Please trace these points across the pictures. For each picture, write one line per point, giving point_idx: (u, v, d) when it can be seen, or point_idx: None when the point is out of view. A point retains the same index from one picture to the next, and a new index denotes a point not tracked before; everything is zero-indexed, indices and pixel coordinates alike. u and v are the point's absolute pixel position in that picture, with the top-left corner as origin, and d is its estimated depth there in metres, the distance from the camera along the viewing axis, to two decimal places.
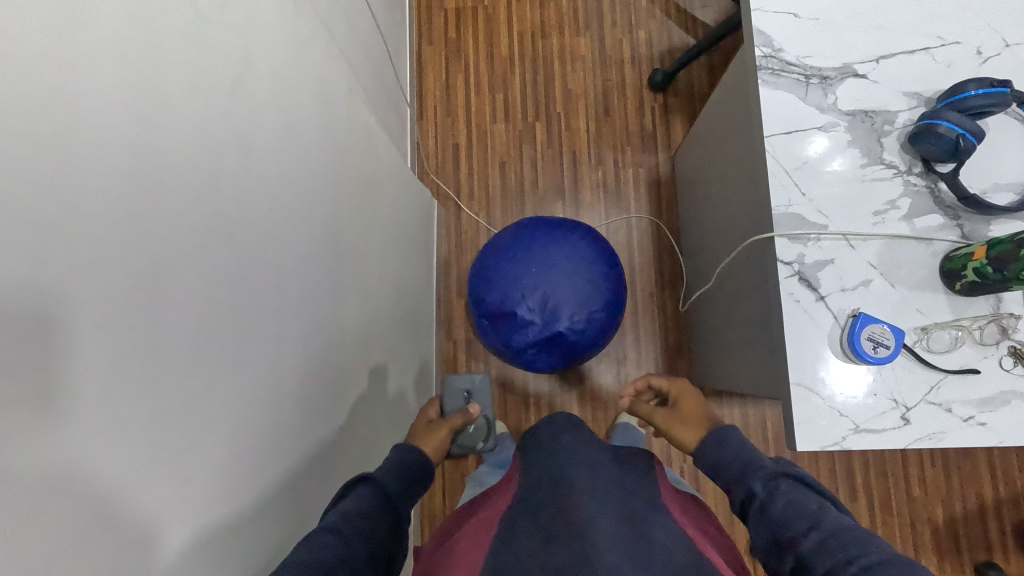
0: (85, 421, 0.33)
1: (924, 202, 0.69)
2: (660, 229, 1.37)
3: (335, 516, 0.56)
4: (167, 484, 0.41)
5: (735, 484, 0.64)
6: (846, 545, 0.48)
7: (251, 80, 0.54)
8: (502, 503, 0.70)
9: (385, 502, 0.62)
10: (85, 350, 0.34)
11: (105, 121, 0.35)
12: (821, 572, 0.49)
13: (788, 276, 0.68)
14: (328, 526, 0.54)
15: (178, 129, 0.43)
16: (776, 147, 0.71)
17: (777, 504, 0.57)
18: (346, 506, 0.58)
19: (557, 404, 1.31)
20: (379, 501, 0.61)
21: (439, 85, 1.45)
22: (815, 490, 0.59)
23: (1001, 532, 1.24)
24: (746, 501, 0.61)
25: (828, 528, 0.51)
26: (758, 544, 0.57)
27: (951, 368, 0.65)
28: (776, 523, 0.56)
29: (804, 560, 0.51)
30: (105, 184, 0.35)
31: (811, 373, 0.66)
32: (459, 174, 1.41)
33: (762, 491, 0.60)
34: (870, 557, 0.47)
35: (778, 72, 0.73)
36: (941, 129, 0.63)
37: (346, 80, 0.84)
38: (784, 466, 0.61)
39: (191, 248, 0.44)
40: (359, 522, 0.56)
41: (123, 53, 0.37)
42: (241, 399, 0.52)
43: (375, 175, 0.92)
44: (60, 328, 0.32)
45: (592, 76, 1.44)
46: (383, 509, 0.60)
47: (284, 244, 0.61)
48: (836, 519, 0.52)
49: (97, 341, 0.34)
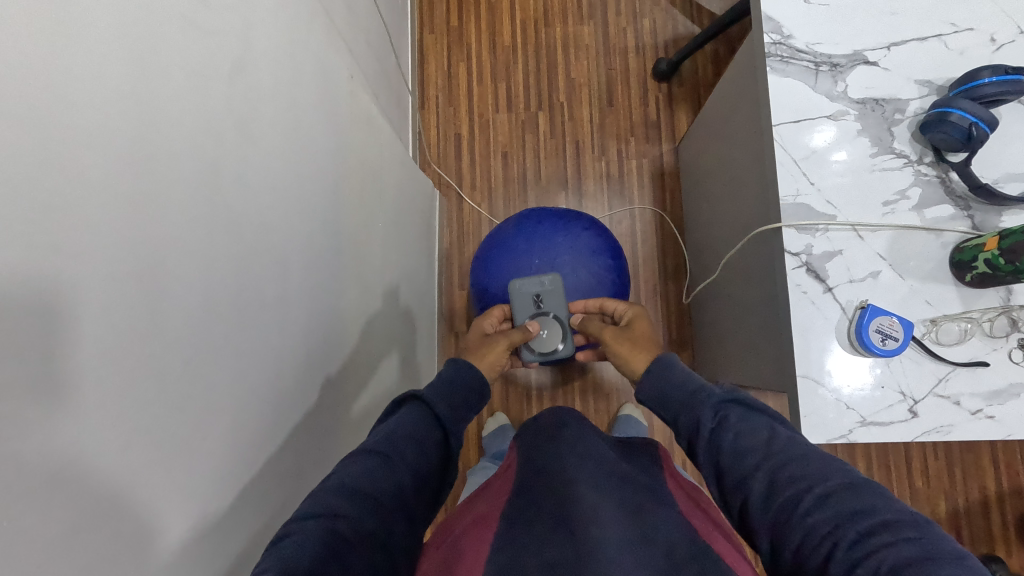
0: (85, 415, 0.33)
1: (934, 192, 0.68)
2: (663, 220, 1.36)
3: (380, 438, 0.55)
4: (167, 477, 0.40)
5: (682, 415, 0.61)
6: (796, 476, 0.47)
7: (251, 66, 0.53)
8: (503, 492, 0.70)
9: (434, 423, 0.61)
10: (86, 343, 0.33)
11: (104, 106, 0.34)
12: (775, 506, 0.47)
13: (795, 267, 0.68)
14: (370, 449, 0.54)
15: (179, 115, 0.42)
16: (784, 135, 0.70)
17: (726, 435, 0.54)
18: (391, 428, 0.57)
19: (559, 398, 1.31)
20: (426, 419, 0.60)
21: (441, 73, 1.43)
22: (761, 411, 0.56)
23: (1004, 525, 1.24)
24: (693, 432, 0.58)
25: (782, 457, 0.49)
26: (708, 476, 0.55)
27: (959, 360, 0.64)
28: (723, 455, 0.53)
29: (754, 494, 0.49)
30: (104, 170, 0.34)
31: (818, 365, 0.65)
32: (461, 164, 1.40)
33: (710, 420, 0.57)
34: (830, 485, 0.45)
35: (787, 59, 0.72)
36: (954, 117, 0.62)
37: (347, 67, 0.83)
38: (728, 390, 0.58)
39: (192, 238, 0.43)
40: (405, 443, 0.56)
41: (122, 38, 0.36)
42: (242, 390, 0.51)
43: (377, 165, 0.91)
44: (58, 321, 0.31)
45: (595, 65, 1.42)
46: (429, 429, 0.60)
47: (285, 234, 0.61)
48: (786, 447, 0.50)
49: (98, 332, 0.34)
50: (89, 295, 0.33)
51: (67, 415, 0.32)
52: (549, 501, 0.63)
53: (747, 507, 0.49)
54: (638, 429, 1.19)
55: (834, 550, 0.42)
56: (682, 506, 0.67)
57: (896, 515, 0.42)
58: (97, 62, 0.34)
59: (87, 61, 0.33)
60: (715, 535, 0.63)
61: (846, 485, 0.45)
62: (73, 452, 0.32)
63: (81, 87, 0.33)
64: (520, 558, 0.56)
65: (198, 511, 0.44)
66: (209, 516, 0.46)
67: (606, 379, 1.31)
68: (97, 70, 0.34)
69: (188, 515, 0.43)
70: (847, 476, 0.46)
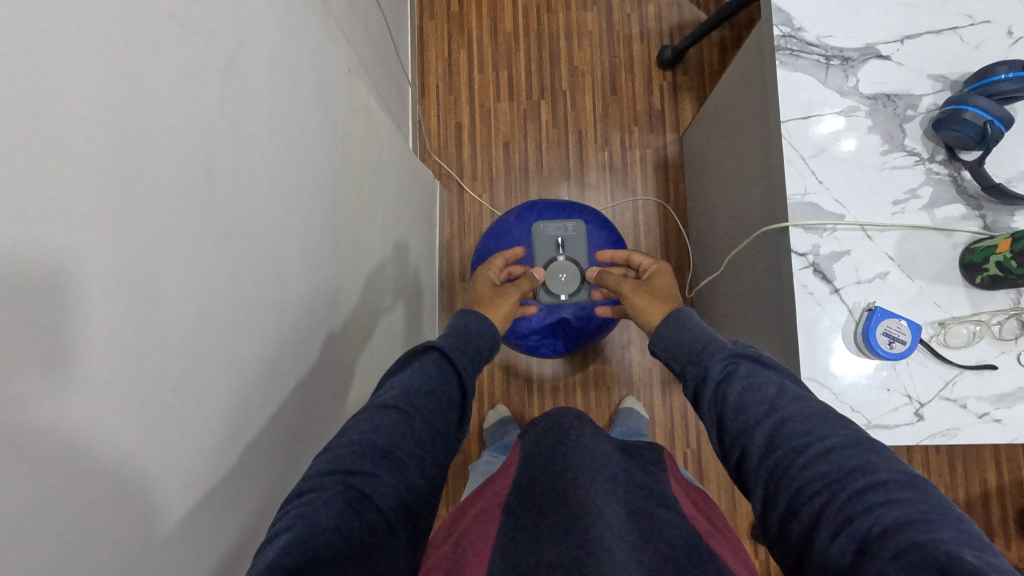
0: (81, 437, 0.32)
1: (946, 191, 0.67)
2: (667, 212, 1.35)
3: (395, 392, 0.55)
4: (167, 492, 0.40)
5: (689, 365, 0.61)
6: (798, 432, 0.47)
7: (248, 65, 0.52)
8: (504, 489, 0.70)
9: (450, 371, 0.61)
10: (83, 364, 0.32)
11: (96, 119, 0.33)
12: (775, 460, 0.47)
13: (801, 267, 0.66)
14: (383, 404, 0.53)
15: (173, 122, 0.41)
16: (792, 132, 0.69)
17: (734, 388, 0.54)
18: (403, 383, 0.57)
19: (561, 389, 1.31)
20: (438, 372, 0.60)
21: (441, 61, 1.41)
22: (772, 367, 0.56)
23: (1003, 519, 1.24)
24: (700, 384, 0.58)
25: (785, 413, 0.49)
26: (712, 428, 0.55)
27: (968, 363, 0.64)
28: (728, 406, 0.53)
29: (754, 447, 0.49)
30: (96, 185, 0.33)
31: (822, 367, 0.65)
32: (462, 154, 1.38)
33: (717, 373, 0.57)
34: (833, 443, 0.45)
35: (797, 53, 0.70)
36: (968, 115, 0.60)
37: (345, 59, 0.81)
38: (738, 344, 0.58)
39: (190, 248, 0.42)
40: (419, 396, 0.56)
41: (112, 45, 0.35)
42: (238, 397, 0.50)
43: (377, 159, 0.89)
44: (46, 346, 0.30)
45: (599, 52, 1.40)
46: (444, 379, 0.59)
47: (284, 237, 0.60)
48: (791, 402, 0.50)
49: (95, 352, 0.33)
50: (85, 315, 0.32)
51: (61, 438, 0.31)
52: (549, 502, 0.63)
53: (746, 458, 0.50)
54: (639, 421, 1.20)
55: (827, 507, 0.43)
56: (685, 507, 0.67)
57: (896, 475, 0.42)
58: (90, 73, 0.33)
59: (79, 72, 0.32)
60: (719, 537, 0.63)
61: (843, 444, 0.45)
62: (68, 477, 0.32)
63: (70, 99, 0.31)
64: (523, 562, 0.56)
65: (197, 523, 0.44)
66: (208, 527, 0.45)
67: (605, 373, 1.31)
68: (89, 81, 0.33)
69: (188, 528, 0.43)
70: (849, 434, 0.46)
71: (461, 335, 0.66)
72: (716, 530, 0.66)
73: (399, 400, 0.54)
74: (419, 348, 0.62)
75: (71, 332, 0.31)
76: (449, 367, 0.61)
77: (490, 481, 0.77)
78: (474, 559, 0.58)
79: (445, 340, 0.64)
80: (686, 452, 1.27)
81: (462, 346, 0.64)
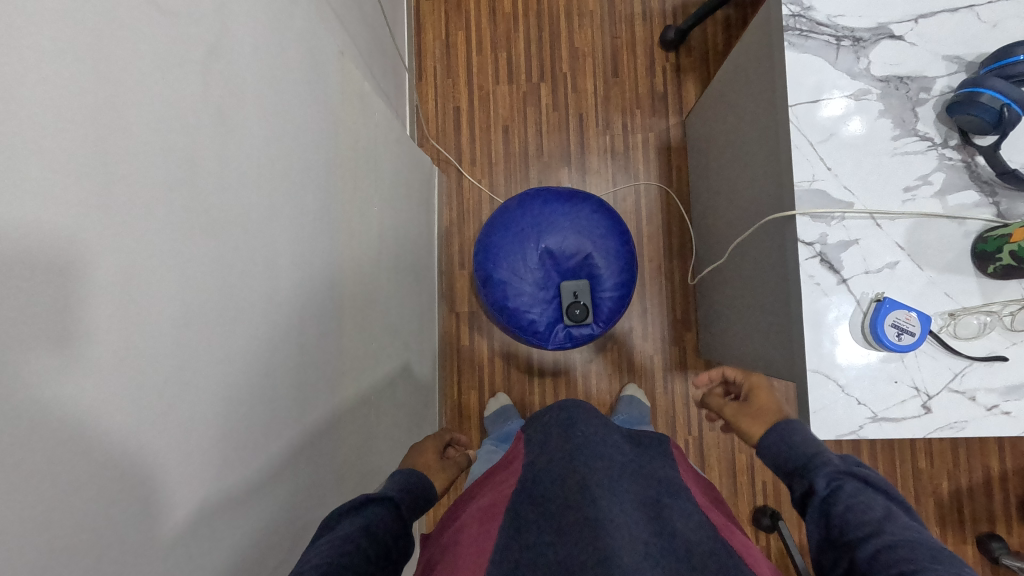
0: (41, 445, 0.31)
1: (959, 177, 0.65)
2: (670, 197, 1.32)
3: (354, 529, 0.54)
4: (148, 495, 0.39)
5: (794, 476, 0.59)
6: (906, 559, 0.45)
7: (231, 52, 0.50)
8: (508, 482, 0.69)
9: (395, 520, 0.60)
10: (40, 370, 0.31)
11: (57, 115, 0.32)
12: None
13: (808, 257, 0.65)
14: (345, 536, 0.53)
15: (151, 115, 0.39)
16: (800, 116, 0.66)
17: (839, 505, 0.52)
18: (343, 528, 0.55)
19: (562, 378, 1.30)
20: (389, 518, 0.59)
21: (439, 43, 1.37)
22: (882, 491, 0.54)
23: (1005, 504, 1.24)
24: (805, 497, 0.57)
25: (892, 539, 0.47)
26: (812, 540, 0.54)
27: (978, 355, 0.62)
28: (834, 526, 0.51)
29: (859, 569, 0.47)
30: (60, 182, 0.32)
31: (829, 359, 0.64)
32: (461, 139, 1.35)
33: (823, 488, 0.55)
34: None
35: (806, 33, 0.67)
36: (984, 98, 0.58)
37: (337, 42, 0.78)
38: (847, 462, 0.56)
39: (168, 245, 0.41)
40: (377, 538, 0.55)
41: (77, 33, 0.33)
42: (228, 394, 0.49)
43: (372, 146, 0.87)
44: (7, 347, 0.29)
45: (600, 33, 1.36)
46: (398, 527, 0.59)
47: (275, 229, 0.58)
48: (900, 531, 0.48)
49: (55, 358, 0.32)
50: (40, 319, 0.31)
51: (19, 447, 0.30)
52: (549, 498, 0.63)
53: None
54: (641, 409, 1.19)
55: None
56: (697, 500, 0.66)
57: None
58: (46, 66, 0.31)
59: (38, 66, 0.30)
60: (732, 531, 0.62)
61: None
62: (30, 484, 0.31)
63: (28, 91, 0.30)
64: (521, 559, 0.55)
65: (185, 524, 0.43)
66: (197, 527, 0.45)
67: (606, 361, 1.30)
68: (47, 75, 0.31)
69: (174, 530, 0.42)
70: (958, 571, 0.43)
71: (408, 484, 0.66)
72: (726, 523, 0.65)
73: (361, 537, 0.54)
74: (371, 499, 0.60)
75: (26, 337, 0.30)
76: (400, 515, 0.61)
77: (491, 475, 0.77)
78: (477, 554, 0.57)
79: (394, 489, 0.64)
80: (688, 440, 1.27)
81: (410, 492, 0.66)
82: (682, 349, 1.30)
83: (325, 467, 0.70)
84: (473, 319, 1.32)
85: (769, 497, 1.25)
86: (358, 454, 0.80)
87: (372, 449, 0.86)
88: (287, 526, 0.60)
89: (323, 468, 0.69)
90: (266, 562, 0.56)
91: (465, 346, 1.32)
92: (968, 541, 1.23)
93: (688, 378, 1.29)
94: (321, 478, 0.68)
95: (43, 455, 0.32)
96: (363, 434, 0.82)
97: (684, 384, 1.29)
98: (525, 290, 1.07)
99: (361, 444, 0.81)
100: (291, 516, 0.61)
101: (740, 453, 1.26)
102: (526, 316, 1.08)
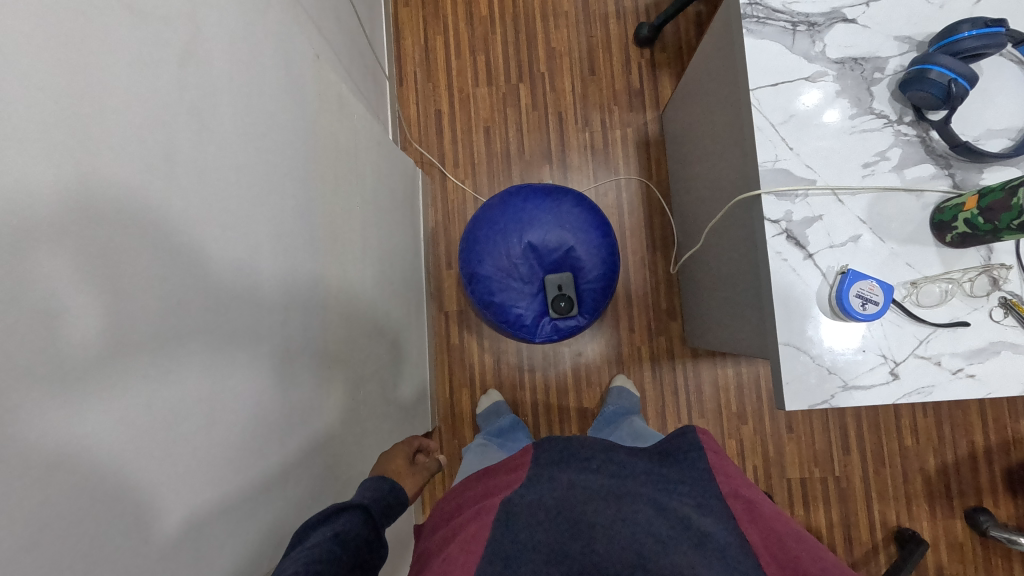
0: (40, 423, 0.34)
1: (915, 152, 0.68)
2: (650, 190, 1.35)
3: (326, 536, 0.55)
4: (142, 478, 0.41)
5: None
6: None
7: (207, 56, 0.52)
8: (507, 486, 0.71)
9: (372, 531, 0.60)
10: (22, 342, 0.33)
11: (37, 111, 0.34)
12: None
13: (775, 234, 0.68)
14: (322, 545, 0.53)
15: (126, 112, 0.41)
16: (761, 99, 0.70)
17: None
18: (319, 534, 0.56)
19: (553, 371, 1.31)
20: (367, 527, 0.60)
21: (418, 48, 1.40)
22: None
23: (992, 477, 1.26)
24: None
25: None
26: None
27: (941, 321, 0.65)
28: None
29: None
30: (42, 178, 0.34)
31: (799, 332, 0.67)
32: (443, 141, 1.37)
33: None
34: None
35: (763, 20, 0.71)
36: (933, 74, 0.62)
37: (312, 47, 0.80)
38: None
39: (149, 234, 0.43)
40: (350, 545, 0.56)
41: (60, 51, 0.36)
42: (219, 385, 0.52)
43: (352, 148, 0.89)
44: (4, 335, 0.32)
45: (575, 33, 1.39)
46: (372, 535, 0.60)
47: (257, 227, 0.60)
48: None
49: (42, 341, 0.34)
50: (22, 298, 0.33)
51: (14, 418, 0.32)
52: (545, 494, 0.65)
53: None
54: (629, 399, 1.20)
55: None
56: (721, 490, 0.66)
57: None
58: (21, 61, 0.33)
59: (29, 82, 0.33)
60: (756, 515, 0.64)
61: None
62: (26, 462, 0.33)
63: (22, 106, 0.33)
64: (514, 550, 0.58)
65: (182, 509, 0.46)
66: (194, 513, 0.47)
67: (593, 354, 1.31)
68: (25, 73, 0.33)
69: (169, 512, 0.44)
70: None
71: (383, 493, 0.66)
72: (757, 501, 0.65)
73: (336, 544, 0.54)
74: (347, 505, 0.61)
75: (10, 311, 0.32)
76: (373, 521, 0.61)
77: (484, 475, 0.78)
78: (471, 547, 0.60)
79: (367, 496, 0.64)
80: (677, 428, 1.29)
81: (386, 502, 0.65)
82: (669, 338, 1.32)
83: (317, 463, 0.71)
84: (462, 317, 1.34)
85: (761, 481, 1.26)
86: (351, 450, 0.82)
87: (364, 446, 0.87)
88: (283, 518, 0.62)
89: (316, 462, 0.71)
90: (264, 552, 0.58)
91: (455, 345, 1.33)
92: (957, 517, 1.25)
93: (676, 366, 1.31)
94: (314, 473, 0.70)
95: (49, 441, 0.34)
96: (354, 429, 0.84)
97: (672, 373, 1.30)
98: (512, 284, 1.10)
99: (352, 440, 0.83)
100: (286, 508, 0.63)
101: (730, 438, 1.28)
102: (514, 310, 1.10)
